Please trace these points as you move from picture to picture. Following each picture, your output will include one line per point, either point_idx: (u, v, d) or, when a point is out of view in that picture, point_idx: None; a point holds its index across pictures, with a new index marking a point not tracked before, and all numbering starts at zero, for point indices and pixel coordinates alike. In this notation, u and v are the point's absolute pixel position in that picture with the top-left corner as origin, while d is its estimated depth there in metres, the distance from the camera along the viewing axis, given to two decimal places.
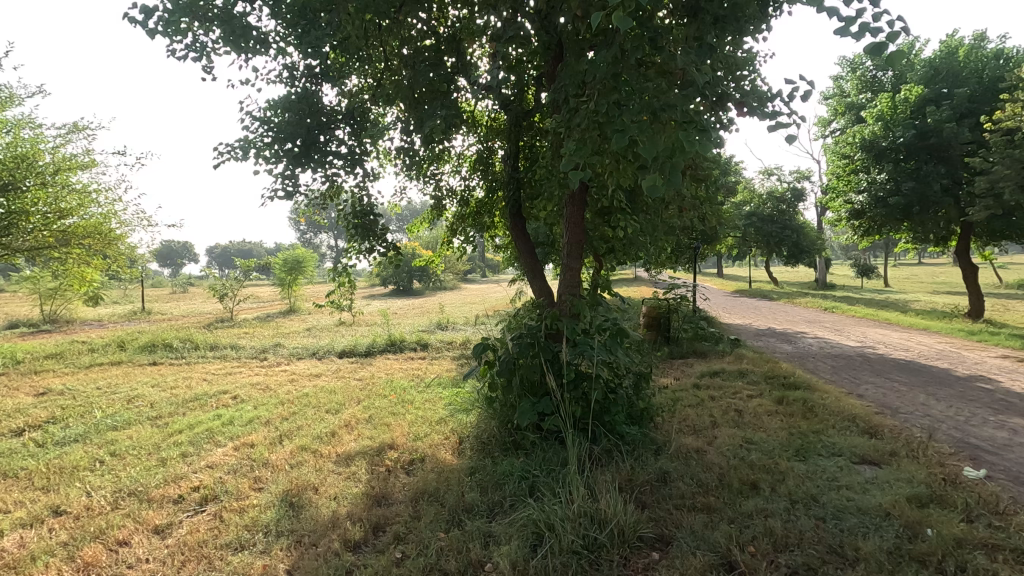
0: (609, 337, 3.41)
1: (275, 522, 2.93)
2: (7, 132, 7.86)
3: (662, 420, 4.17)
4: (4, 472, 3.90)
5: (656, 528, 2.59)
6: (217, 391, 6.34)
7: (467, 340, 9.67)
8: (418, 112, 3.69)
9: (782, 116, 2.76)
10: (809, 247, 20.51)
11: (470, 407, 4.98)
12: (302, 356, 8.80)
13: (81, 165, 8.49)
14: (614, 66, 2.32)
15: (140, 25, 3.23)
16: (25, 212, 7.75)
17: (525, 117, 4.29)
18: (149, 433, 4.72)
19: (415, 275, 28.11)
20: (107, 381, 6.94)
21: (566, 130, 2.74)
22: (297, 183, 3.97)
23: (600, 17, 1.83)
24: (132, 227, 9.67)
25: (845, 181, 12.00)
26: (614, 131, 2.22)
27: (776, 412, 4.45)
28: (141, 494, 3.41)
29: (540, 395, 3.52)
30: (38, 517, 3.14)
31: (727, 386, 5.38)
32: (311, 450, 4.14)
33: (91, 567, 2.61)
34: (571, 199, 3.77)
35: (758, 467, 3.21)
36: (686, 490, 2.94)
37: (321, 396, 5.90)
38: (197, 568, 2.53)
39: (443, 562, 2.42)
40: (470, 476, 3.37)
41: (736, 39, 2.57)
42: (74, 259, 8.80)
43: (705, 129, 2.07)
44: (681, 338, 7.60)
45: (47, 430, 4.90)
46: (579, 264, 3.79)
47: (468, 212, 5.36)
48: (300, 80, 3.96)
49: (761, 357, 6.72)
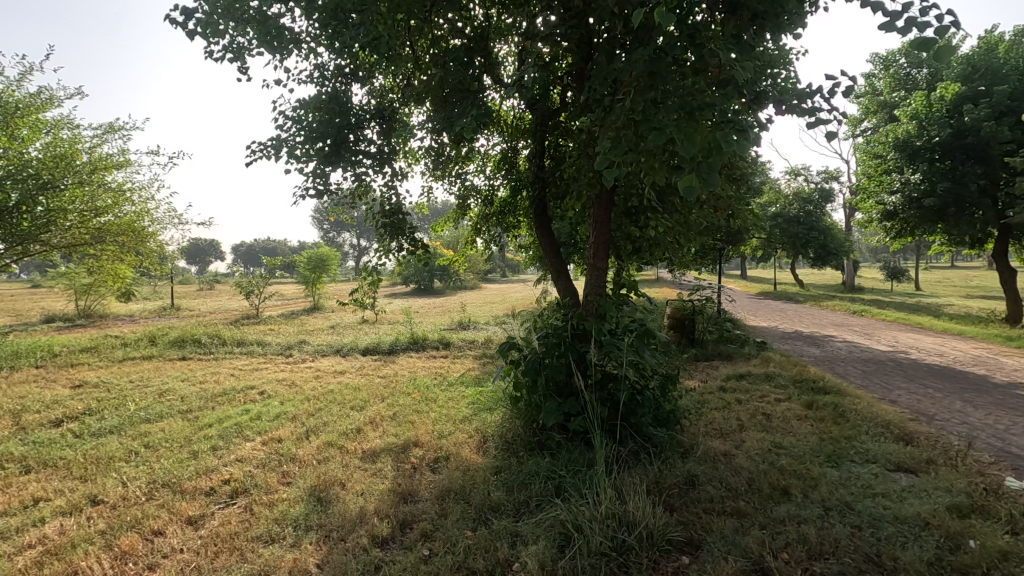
0: (636, 338, 3.38)
1: (304, 516, 2.97)
2: (47, 132, 8.12)
3: (689, 423, 4.12)
4: (44, 461, 4.02)
5: (686, 532, 2.56)
6: (245, 386, 6.46)
7: (489, 340, 9.69)
8: (446, 112, 3.69)
9: (820, 113, 2.67)
10: (837, 249, 20.04)
11: (493, 406, 4.99)
12: (327, 353, 8.92)
13: (116, 164, 8.74)
14: (650, 64, 2.31)
15: (180, 27, 3.27)
16: (63, 211, 8.01)
17: (551, 117, 4.28)
18: (180, 426, 4.83)
19: (436, 274, 28.26)
20: (140, 375, 7.13)
21: (599, 129, 2.71)
22: (328, 182, 4.00)
23: (641, 14, 1.82)
24: (164, 225, 9.93)
25: (877, 181, 11.75)
26: (650, 130, 2.20)
27: (806, 417, 4.35)
28: (174, 486, 3.49)
29: (566, 396, 3.50)
30: (76, 506, 3.23)
31: (754, 390, 5.29)
32: (336, 446, 4.20)
33: (128, 555, 2.68)
34: (598, 198, 3.72)
35: (789, 472, 3.15)
36: (715, 494, 2.89)
37: (346, 393, 5.97)
38: (229, 560, 2.57)
39: (471, 561, 2.42)
40: (495, 475, 3.37)
41: (774, 35, 2.51)
42: (109, 255, 9.07)
43: (743, 129, 2.04)
44: (706, 340, 7.52)
45: (84, 422, 5.05)
46: (606, 264, 3.74)
47: (492, 212, 5.37)
48: (330, 79, 4.00)
49: (789, 361, 6.60)
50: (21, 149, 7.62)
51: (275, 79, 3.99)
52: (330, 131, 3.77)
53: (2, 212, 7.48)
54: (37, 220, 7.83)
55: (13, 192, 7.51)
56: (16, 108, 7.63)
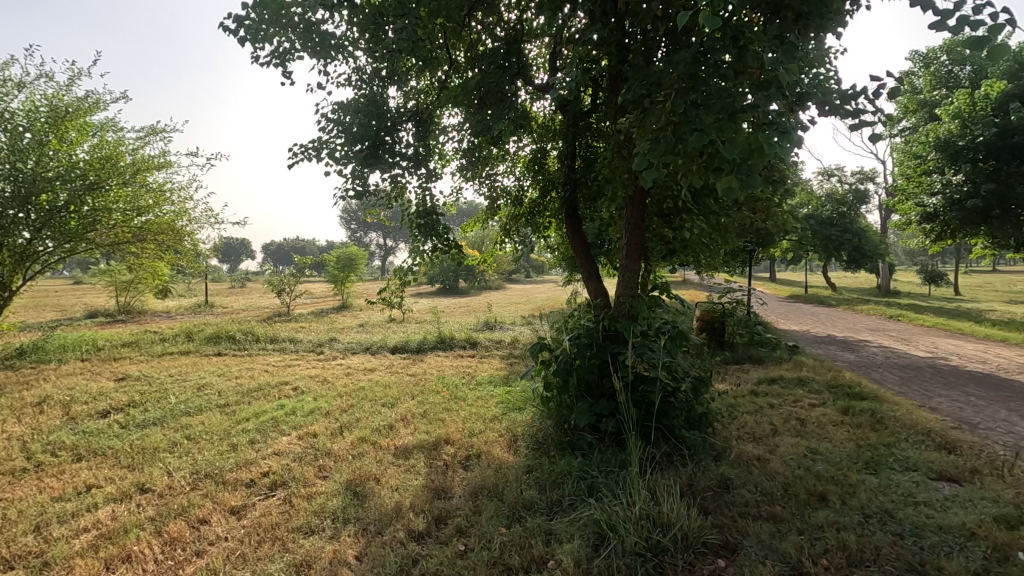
0: (669, 340, 3.35)
1: (342, 509, 3.05)
2: (94, 134, 8.45)
3: (721, 426, 4.09)
4: (93, 450, 4.21)
5: (721, 535, 2.54)
6: (278, 382, 6.62)
7: (515, 340, 9.70)
8: (480, 116, 3.74)
9: (866, 113, 2.60)
10: (872, 252, 19.43)
11: (523, 406, 5.02)
12: (356, 351, 9.08)
13: (157, 165, 9.04)
14: (692, 66, 2.33)
15: (231, 34, 3.39)
16: (107, 210, 8.33)
17: (583, 118, 4.28)
18: (219, 420, 4.97)
19: (461, 274, 28.37)
20: (178, 369, 7.37)
21: (637, 129, 2.71)
22: (366, 182, 4.09)
23: (686, 18, 1.84)
24: (201, 223, 10.24)
25: (916, 182, 11.44)
26: (691, 131, 2.21)
27: (842, 422, 4.27)
28: (216, 477, 3.61)
29: (598, 396, 3.52)
30: (126, 493, 3.38)
31: (787, 394, 5.20)
32: (370, 442, 4.28)
33: (177, 542, 2.79)
34: (631, 200, 3.71)
35: (827, 478, 3.10)
36: (751, 498, 2.87)
37: (376, 390, 6.08)
38: (272, 550, 2.66)
39: (507, 557, 2.45)
40: (527, 474, 3.40)
41: (819, 35, 2.45)
42: (149, 252, 9.39)
43: (786, 130, 2.03)
44: (736, 343, 7.43)
45: (129, 413, 5.26)
46: (638, 264, 3.71)
47: (521, 212, 5.39)
48: (368, 82, 4.09)
49: (823, 366, 6.47)
50: (69, 151, 7.96)
51: (316, 83, 4.09)
52: (369, 134, 3.85)
53: (51, 211, 7.84)
54: (83, 219, 8.18)
55: (61, 193, 7.86)
56: (66, 111, 7.96)
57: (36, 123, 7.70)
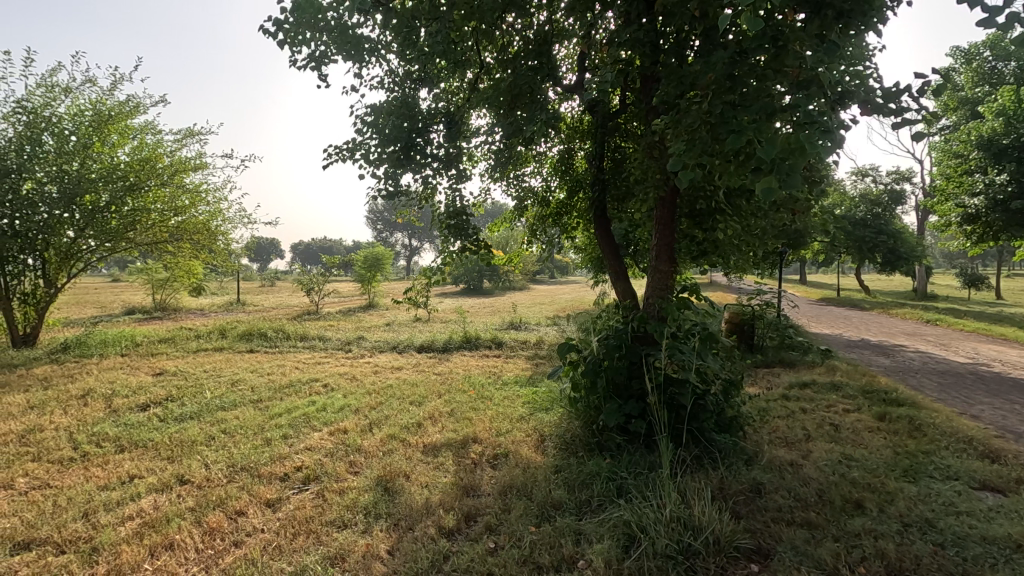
0: (700, 342, 3.32)
1: (374, 504, 3.10)
2: (134, 136, 8.76)
3: (752, 430, 4.03)
4: (135, 442, 4.36)
5: (754, 540, 2.51)
6: (308, 379, 6.76)
7: (540, 341, 9.71)
8: (511, 118, 3.76)
9: (909, 112, 2.53)
10: (909, 254, 18.81)
11: (550, 407, 5.02)
12: (384, 349, 9.22)
13: (194, 166, 9.33)
14: (729, 67, 2.31)
15: (271, 38, 3.48)
16: (146, 210, 8.63)
17: (612, 118, 4.25)
18: (252, 415, 5.11)
19: (485, 274, 28.50)
20: (213, 365, 7.58)
21: (672, 129, 2.69)
22: (398, 183, 4.15)
23: (727, 20, 1.82)
24: (234, 223, 10.52)
25: (956, 182, 11.08)
26: (728, 132, 2.20)
27: (878, 429, 4.16)
28: (252, 470, 3.71)
29: (626, 397, 3.51)
30: (167, 483, 3.50)
31: (819, 399, 5.09)
32: (399, 439, 4.35)
33: (216, 532, 2.88)
34: (661, 202, 3.69)
35: (863, 485, 3.04)
36: (784, 504, 2.82)
37: (405, 388, 6.17)
38: (307, 542, 2.72)
39: (537, 555, 2.47)
40: (556, 474, 3.41)
41: (861, 32, 2.39)
42: (185, 252, 9.69)
43: (828, 130, 1.99)
44: (766, 346, 7.31)
45: (167, 407, 5.43)
46: (668, 265, 3.68)
47: (548, 213, 5.39)
48: (400, 84, 4.16)
49: (856, 370, 6.31)
50: (111, 154, 8.28)
51: (351, 85, 4.17)
52: (400, 135, 3.91)
53: (94, 211, 8.16)
54: (123, 219, 8.48)
55: (104, 193, 8.19)
56: (109, 115, 8.26)
57: (81, 127, 8.03)
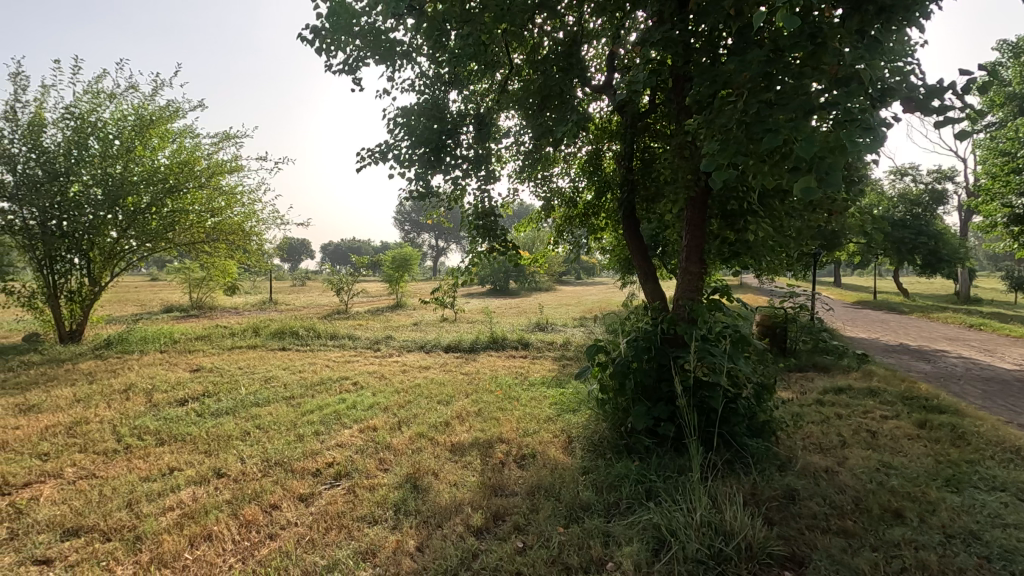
0: (731, 345, 3.26)
1: (403, 501, 3.15)
2: (174, 140, 9.06)
3: (784, 436, 3.94)
4: (174, 435, 4.52)
5: (788, 546, 2.46)
6: (339, 377, 6.89)
7: (567, 342, 9.67)
8: (540, 119, 3.76)
9: (956, 108, 2.42)
10: (951, 256, 18.11)
11: (577, 408, 5.01)
12: (412, 349, 9.33)
13: (230, 168, 9.60)
14: (765, 66, 2.28)
15: (307, 43, 3.57)
16: (184, 212, 8.93)
17: (641, 118, 4.20)
18: (285, 411, 5.23)
19: (512, 274, 28.57)
20: (247, 362, 7.80)
21: (704, 130, 2.65)
22: (429, 185, 4.20)
23: (763, 19, 1.81)
24: (268, 224, 10.78)
25: (1003, 181, 10.63)
26: (764, 131, 2.16)
27: (918, 437, 4.03)
28: (285, 465, 3.80)
29: (655, 400, 3.49)
30: (205, 476, 3.61)
31: (855, 404, 4.95)
32: (427, 437, 4.40)
33: (252, 524, 2.96)
34: (692, 203, 3.64)
35: (902, 494, 2.94)
36: (819, 511, 2.76)
37: (432, 388, 6.22)
38: (338, 536, 2.78)
39: (565, 556, 2.46)
40: (584, 475, 3.41)
41: (905, 26, 2.31)
42: (220, 252, 9.97)
43: (872, 127, 1.94)
44: (800, 350, 7.15)
45: (204, 402, 5.60)
46: (698, 266, 3.63)
47: (575, 213, 5.38)
48: (431, 86, 4.21)
49: (895, 376, 6.11)
50: (152, 157, 8.58)
51: (384, 88, 4.24)
52: (430, 137, 3.97)
53: (136, 212, 8.48)
54: (163, 219, 8.79)
55: (145, 195, 8.49)
56: (151, 119, 8.56)
57: (125, 131, 8.34)
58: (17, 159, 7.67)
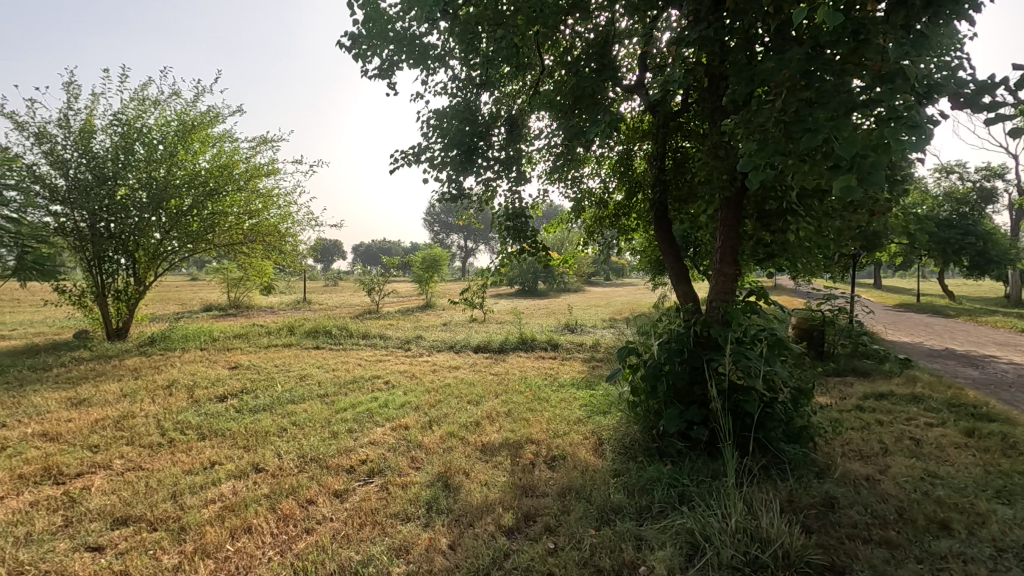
0: (768, 348, 3.19)
1: (435, 500, 3.18)
2: (214, 144, 9.36)
3: (823, 442, 3.84)
4: (215, 430, 4.67)
5: (828, 555, 2.40)
6: (371, 376, 7.00)
7: (597, 344, 9.61)
8: (572, 120, 3.75)
9: (1009, 104, 2.32)
10: (1001, 257, 17.32)
11: (608, 410, 4.98)
12: (441, 348, 9.42)
13: (266, 171, 9.87)
14: (805, 64, 2.23)
15: (344, 49, 3.64)
16: (224, 214, 9.23)
17: (674, 118, 4.14)
18: (320, 408, 5.35)
19: (541, 275, 28.53)
20: (282, 360, 7.99)
21: (741, 129, 2.61)
22: (461, 186, 4.25)
23: (804, 15, 1.77)
24: (303, 225, 11.04)
25: None
26: (804, 130, 2.12)
27: (966, 445, 3.87)
28: (321, 461, 3.89)
29: (688, 403, 3.44)
30: (244, 471, 3.72)
31: (898, 411, 4.78)
32: (457, 437, 4.44)
33: (290, 518, 3.04)
34: (727, 203, 3.58)
35: (949, 505, 2.83)
36: (860, 520, 2.68)
37: (462, 387, 6.28)
38: (372, 533, 2.83)
39: (597, 559, 2.46)
40: (615, 478, 3.39)
41: (955, 19, 2.22)
42: (257, 253, 10.26)
43: (919, 124, 1.87)
44: (838, 354, 6.95)
45: (242, 399, 5.78)
46: (733, 268, 3.56)
47: (606, 214, 5.34)
48: (463, 89, 4.24)
49: (940, 382, 5.88)
50: (193, 161, 8.88)
51: (417, 92, 4.29)
52: (463, 140, 4.00)
53: (178, 214, 8.80)
54: (204, 221, 9.10)
55: (187, 197, 8.81)
56: (192, 125, 8.86)
57: (168, 137, 8.66)
58: (69, 164, 8.03)
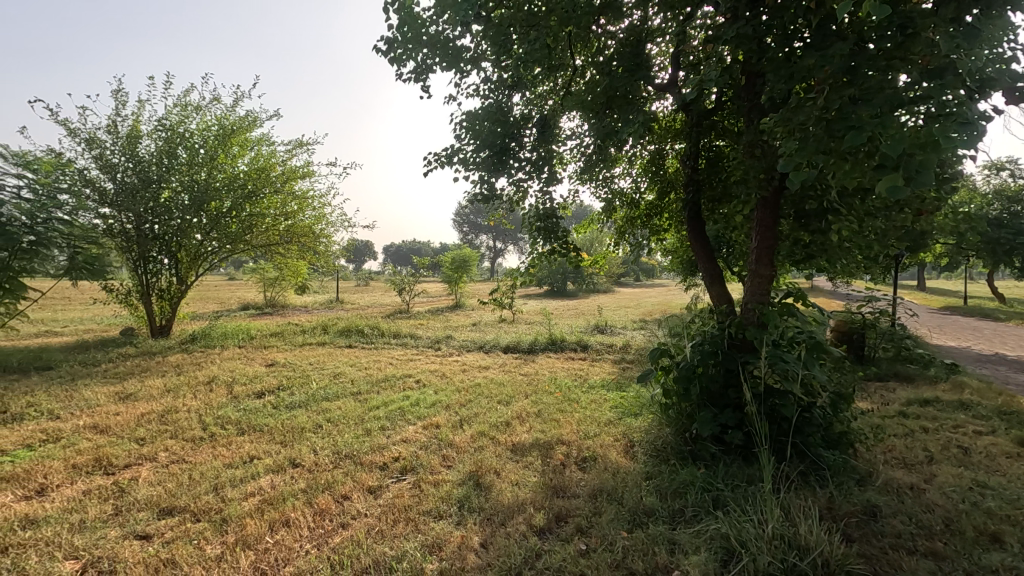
0: (806, 352, 3.10)
1: (466, 498, 3.21)
2: (252, 148, 9.65)
3: (864, 449, 3.72)
4: (253, 426, 4.81)
5: (869, 565, 2.33)
6: (402, 374, 7.10)
7: (627, 345, 9.51)
8: (604, 119, 3.73)
9: None
10: None
11: (639, 412, 4.94)
12: (471, 348, 9.47)
13: (302, 174, 10.13)
14: (849, 60, 2.17)
15: (380, 53, 3.70)
16: (261, 215, 9.50)
17: (708, 116, 4.08)
18: (353, 406, 5.45)
19: (569, 275, 28.39)
20: (317, 358, 8.17)
21: (779, 127, 2.55)
22: (492, 187, 4.28)
23: (849, 9, 1.72)
24: (336, 226, 11.26)
25: None
26: (847, 128, 2.06)
27: (1019, 455, 3.69)
28: (354, 458, 3.96)
29: (723, 406, 3.38)
30: (281, 465, 3.82)
31: (944, 418, 4.59)
32: (488, 436, 4.46)
33: (325, 512, 3.12)
34: (763, 203, 3.50)
35: (1000, 517, 2.71)
36: (904, 530, 2.59)
37: (492, 387, 6.30)
38: (405, 529, 2.87)
39: (630, 561, 2.44)
40: (647, 481, 3.35)
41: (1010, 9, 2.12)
42: (293, 253, 10.52)
43: (970, 120, 1.80)
44: (879, 357, 6.71)
45: (279, 396, 5.93)
46: (769, 269, 3.48)
47: (637, 214, 5.29)
48: (495, 91, 4.28)
49: (990, 388, 5.63)
50: (232, 164, 9.17)
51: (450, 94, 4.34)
52: (495, 141, 4.03)
53: (218, 216, 9.09)
54: (242, 222, 9.38)
55: (227, 199, 9.09)
56: (232, 129, 9.15)
57: (209, 141, 8.96)
58: (117, 168, 8.38)
